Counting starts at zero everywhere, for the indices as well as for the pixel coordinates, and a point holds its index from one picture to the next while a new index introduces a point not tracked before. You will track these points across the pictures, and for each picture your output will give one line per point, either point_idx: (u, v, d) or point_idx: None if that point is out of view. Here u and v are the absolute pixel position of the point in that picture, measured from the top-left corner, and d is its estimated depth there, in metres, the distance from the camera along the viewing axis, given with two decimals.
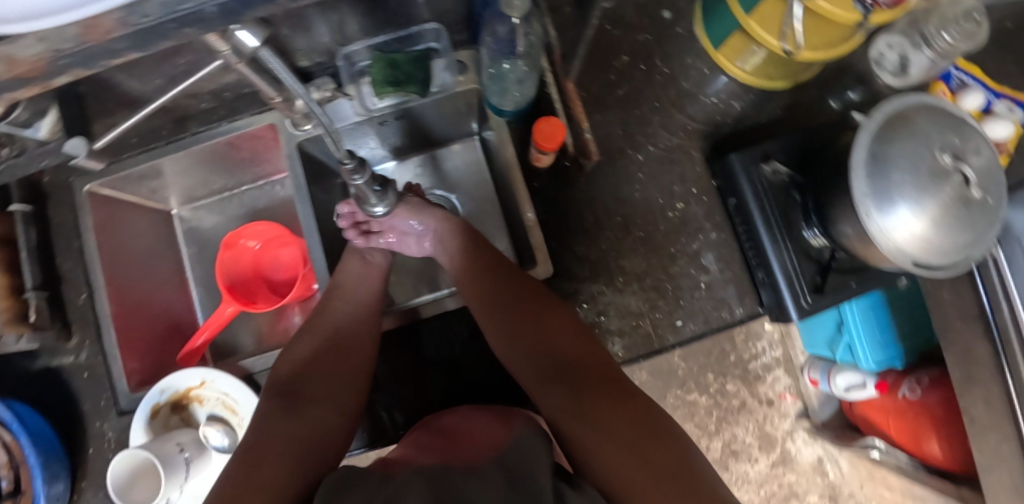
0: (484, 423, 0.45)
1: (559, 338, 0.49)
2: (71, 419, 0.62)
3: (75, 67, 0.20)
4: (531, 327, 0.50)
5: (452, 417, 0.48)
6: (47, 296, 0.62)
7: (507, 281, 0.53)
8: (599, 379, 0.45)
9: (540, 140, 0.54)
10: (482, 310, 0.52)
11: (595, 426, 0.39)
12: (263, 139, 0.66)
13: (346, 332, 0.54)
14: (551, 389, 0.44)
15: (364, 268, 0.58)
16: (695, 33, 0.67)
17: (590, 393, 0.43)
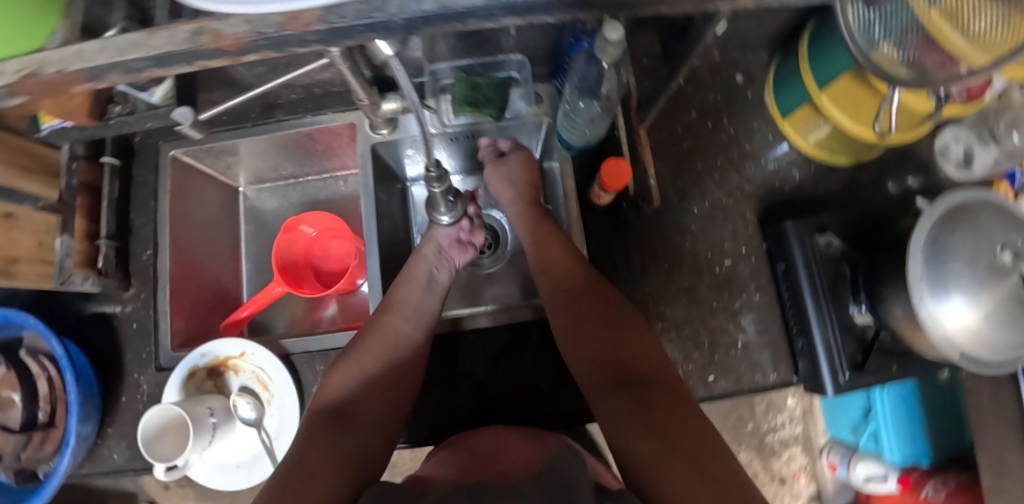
0: (507, 440, 0.47)
1: (625, 342, 0.49)
2: (111, 366, 0.64)
3: (267, 51, 0.22)
4: (598, 328, 0.51)
5: (480, 438, 0.49)
6: (116, 244, 0.65)
7: (580, 278, 0.54)
8: (660, 390, 0.44)
9: (606, 179, 0.56)
10: (554, 307, 0.54)
11: (648, 435, 0.40)
12: (339, 135, 0.70)
13: (397, 351, 0.56)
14: (612, 394, 0.45)
15: (418, 290, 0.60)
16: (764, 99, 0.70)
17: (651, 405, 0.43)
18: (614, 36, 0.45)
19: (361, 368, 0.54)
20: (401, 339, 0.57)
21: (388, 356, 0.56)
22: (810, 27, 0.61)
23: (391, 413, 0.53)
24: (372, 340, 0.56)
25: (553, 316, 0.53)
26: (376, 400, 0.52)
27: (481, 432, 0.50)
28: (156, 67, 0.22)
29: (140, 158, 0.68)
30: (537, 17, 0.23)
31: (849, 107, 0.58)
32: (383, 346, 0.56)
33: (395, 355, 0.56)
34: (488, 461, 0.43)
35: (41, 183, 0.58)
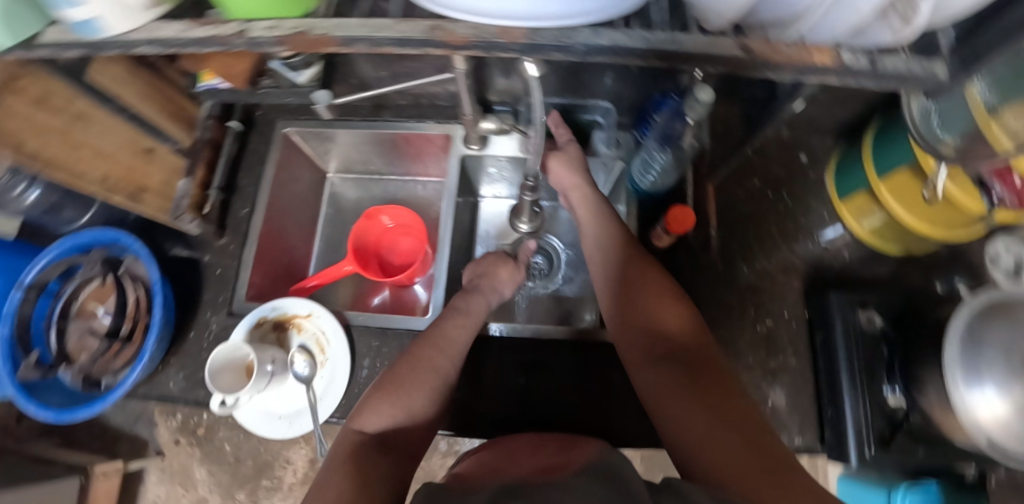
0: (551, 450, 0.51)
1: (671, 316, 0.51)
2: (189, 302, 0.71)
3: (477, 50, 0.28)
4: (647, 303, 0.52)
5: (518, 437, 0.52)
6: (222, 196, 0.73)
7: (630, 255, 0.57)
8: (706, 369, 0.46)
9: (671, 222, 0.62)
10: (601, 284, 0.57)
11: (694, 408, 0.42)
12: (432, 143, 0.78)
13: (443, 385, 0.56)
14: (653, 366, 0.48)
15: (467, 331, 0.61)
16: (823, 180, 0.75)
17: (694, 376, 0.45)
18: (705, 97, 0.52)
19: (411, 394, 0.53)
20: (446, 375, 0.56)
21: (436, 388, 0.55)
22: (875, 124, 0.67)
23: (419, 441, 0.53)
24: (422, 367, 0.56)
25: (603, 288, 0.57)
26: (413, 427, 0.52)
27: (523, 444, 0.54)
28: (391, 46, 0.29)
29: (258, 127, 0.77)
30: (677, 63, 0.29)
31: (906, 199, 0.63)
32: (428, 379, 0.55)
33: (442, 388, 0.56)
34: (530, 465, 0.46)
35: (180, 128, 0.69)
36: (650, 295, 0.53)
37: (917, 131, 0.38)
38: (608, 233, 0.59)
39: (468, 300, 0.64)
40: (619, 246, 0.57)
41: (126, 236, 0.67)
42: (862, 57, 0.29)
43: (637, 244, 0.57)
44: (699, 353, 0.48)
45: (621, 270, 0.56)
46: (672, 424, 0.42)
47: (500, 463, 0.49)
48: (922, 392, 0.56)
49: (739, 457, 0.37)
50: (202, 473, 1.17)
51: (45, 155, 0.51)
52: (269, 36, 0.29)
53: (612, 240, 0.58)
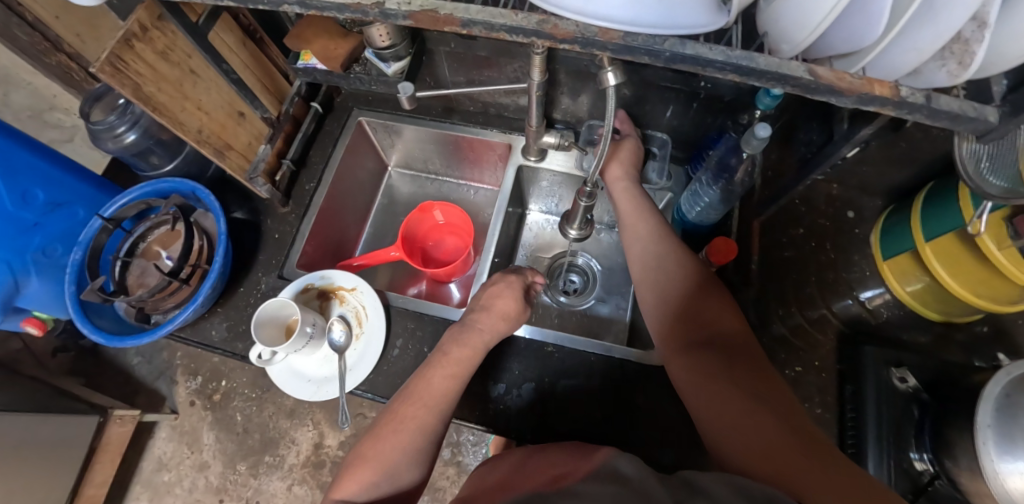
0: (550, 460, 0.50)
1: (709, 305, 0.55)
2: (244, 260, 0.76)
3: (577, 45, 0.33)
4: (686, 297, 0.56)
5: (520, 466, 0.52)
6: (293, 168, 0.79)
7: (666, 244, 0.59)
8: (741, 356, 0.50)
9: (713, 254, 0.64)
10: (637, 276, 0.60)
11: (734, 398, 0.45)
12: (492, 150, 0.82)
13: (427, 446, 0.53)
14: (693, 355, 0.51)
15: (456, 386, 0.56)
16: (869, 238, 0.76)
17: (735, 363, 0.49)
18: (763, 133, 0.54)
19: (396, 455, 0.51)
20: (428, 436, 0.53)
21: (415, 454, 0.52)
22: (927, 187, 0.69)
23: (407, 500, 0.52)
24: (407, 428, 0.52)
25: (639, 278, 0.59)
26: (399, 493, 0.51)
27: (518, 460, 0.54)
28: (506, 31, 0.33)
29: (336, 113, 0.84)
30: (750, 78, 0.33)
31: (951, 265, 0.65)
32: (403, 450, 0.51)
33: (426, 452, 0.53)
34: (541, 475, 0.46)
35: (270, 100, 0.76)
36: (687, 286, 0.56)
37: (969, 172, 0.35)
38: (657, 239, 0.60)
39: (461, 351, 0.59)
40: (658, 238, 0.60)
41: (204, 190, 0.72)
42: (919, 93, 0.32)
43: (673, 236, 0.60)
44: (735, 342, 0.51)
45: (656, 261, 0.58)
46: (713, 416, 0.46)
47: (502, 483, 0.49)
48: (951, 458, 0.55)
49: (777, 444, 0.40)
50: (210, 438, 1.19)
51: (156, 100, 0.58)
52: (401, 11, 0.34)
53: (661, 247, 0.59)
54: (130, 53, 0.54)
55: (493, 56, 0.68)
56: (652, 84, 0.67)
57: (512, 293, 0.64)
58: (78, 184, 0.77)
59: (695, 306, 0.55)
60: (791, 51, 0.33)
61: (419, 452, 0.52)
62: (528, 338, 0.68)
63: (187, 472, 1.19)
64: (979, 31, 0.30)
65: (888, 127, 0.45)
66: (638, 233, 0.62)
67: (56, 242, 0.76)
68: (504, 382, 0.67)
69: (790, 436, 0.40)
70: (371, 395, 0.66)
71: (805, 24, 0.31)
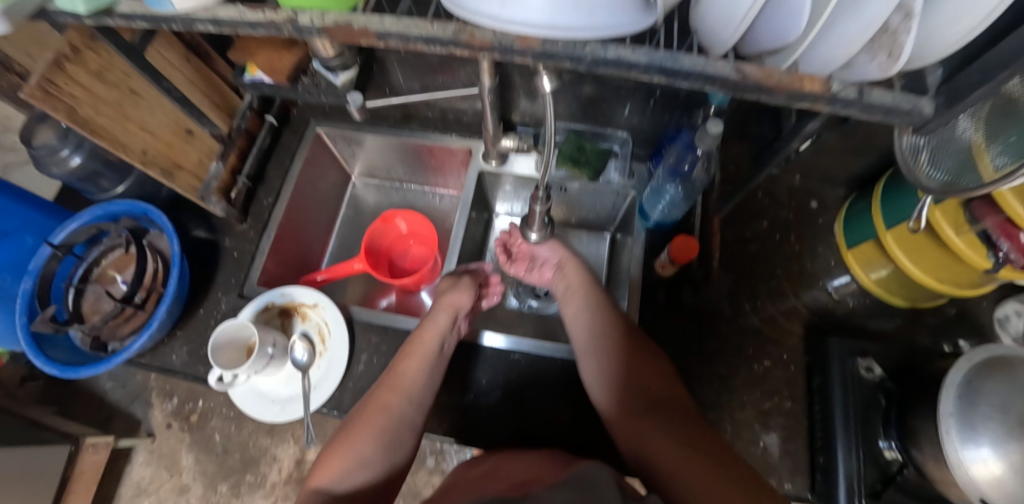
0: (517, 463, 0.50)
1: (646, 366, 0.56)
2: (203, 281, 0.74)
3: (495, 52, 0.33)
4: (625, 357, 0.57)
5: (481, 469, 0.52)
6: (249, 184, 0.77)
7: (606, 310, 0.61)
8: (682, 415, 0.51)
9: (676, 253, 0.63)
10: (579, 340, 0.61)
11: (682, 453, 0.46)
12: (453, 156, 0.81)
13: (400, 432, 0.54)
14: (636, 414, 0.52)
15: (424, 366, 0.58)
16: (833, 227, 0.76)
17: (677, 420, 0.50)
18: (715, 130, 0.54)
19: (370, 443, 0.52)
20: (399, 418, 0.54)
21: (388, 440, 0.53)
22: (886, 174, 0.69)
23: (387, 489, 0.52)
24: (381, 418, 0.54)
25: (579, 344, 0.60)
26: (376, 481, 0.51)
27: (487, 464, 0.54)
28: (424, 43, 0.33)
29: (292, 125, 0.82)
30: (677, 79, 0.32)
31: (913, 253, 0.65)
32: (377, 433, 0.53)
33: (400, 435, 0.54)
34: (500, 480, 0.46)
35: (220, 116, 0.74)
36: (624, 346, 0.58)
37: (906, 161, 0.35)
38: (596, 304, 0.63)
39: (424, 337, 0.60)
40: (598, 305, 0.62)
41: (155, 211, 0.70)
42: (852, 86, 0.31)
43: (608, 303, 0.63)
44: (676, 402, 0.52)
45: (597, 326, 0.60)
46: (665, 468, 0.46)
47: (469, 484, 0.49)
48: (917, 447, 0.55)
49: (726, 494, 0.41)
50: (189, 459, 1.17)
51: (94, 122, 0.56)
52: (314, 26, 0.33)
53: (598, 310, 0.62)
54: (61, 75, 0.52)
55: (445, 61, 0.67)
56: (608, 83, 0.66)
57: (450, 276, 0.68)
58: (25, 210, 0.75)
59: (635, 365, 0.56)
60: (723, 47, 0.32)
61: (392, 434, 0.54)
62: (497, 347, 0.67)
63: (167, 495, 1.17)
64: (905, 21, 0.28)
65: (834, 121, 0.45)
66: (578, 297, 0.65)
67: (5, 271, 0.74)
68: (472, 393, 0.65)
69: (737, 487, 0.42)
70: (338, 413, 0.65)
71: (732, 20, 0.30)
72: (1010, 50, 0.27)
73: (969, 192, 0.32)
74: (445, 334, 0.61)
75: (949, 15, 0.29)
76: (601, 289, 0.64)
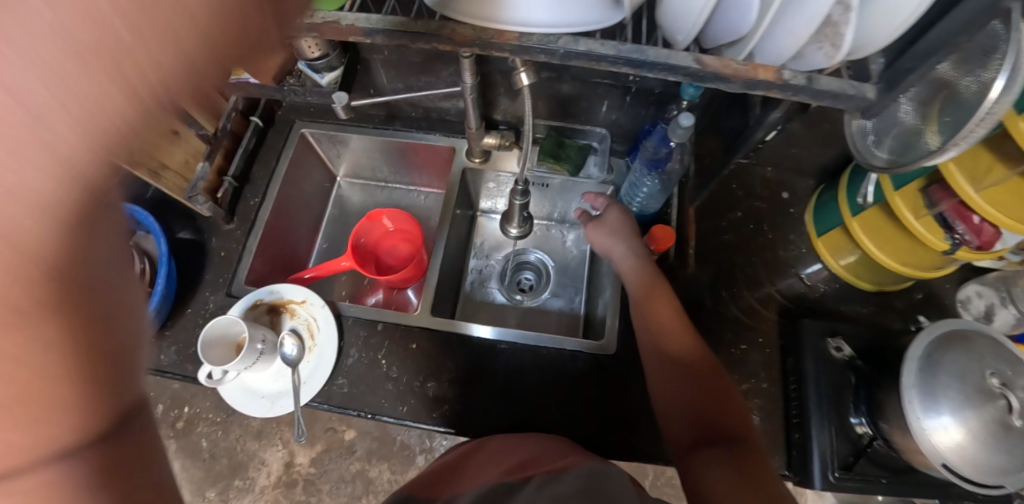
0: (524, 441, 0.56)
1: (720, 401, 0.53)
2: (190, 281, 0.74)
3: (475, 47, 0.35)
4: (697, 391, 0.54)
5: (496, 446, 0.55)
6: (235, 185, 0.78)
7: (681, 332, 0.58)
8: (752, 454, 0.48)
9: (654, 240, 0.66)
10: (650, 363, 0.58)
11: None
12: (438, 155, 0.84)
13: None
14: (702, 454, 0.48)
15: None
16: (803, 217, 0.79)
17: (744, 466, 0.46)
18: (687, 123, 0.57)
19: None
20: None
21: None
22: (851, 166, 0.73)
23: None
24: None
25: (650, 366, 0.58)
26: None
27: (492, 439, 0.60)
28: (407, 39, 0.35)
29: (277, 126, 0.83)
30: (643, 70, 0.34)
31: (877, 238, 0.68)
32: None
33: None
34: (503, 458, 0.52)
35: (206, 117, 0.75)
36: (700, 377, 0.55)
37: (855, 148, 0.40)
38: (671, 321, 0.59)
39: None
40: (675, 325, 0.59)
41: (143, 212, 0.70)
42: (802, 74, 0.33)
43: (682, 323, 0.59)
44: (743, 439, 0.50)
45: (671, 351, 0.57)
46: None
47: (483, 458, 0.55)
48: (885, 420, 0.58)
49: None
50: (175, 466, 1.15)
51: None
52: (304, 24, 0.35)
53: (671, 330, 0.58)
54: None
55: (428, 62, 0.69)
56: (585, 81, 0.69)
57: None
58: None
59: (709, 400, 0.53)
60: (685, 40, 0.35)
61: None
62: (483, 338, 0.69)
63: None
64: (846, 13, 0.31)
65: (795, 110, 0.48)
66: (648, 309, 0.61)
67: None
68: (461, 383, 0.67)
69: None
70: (327, 407, 0.66)
71: (693, 13, 0.33)
72: (940, 39, 0.30)
73: (896, 169, 0.36)
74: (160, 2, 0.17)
75: (888, 7, 0.31)
76: (674, 305, 0.60)
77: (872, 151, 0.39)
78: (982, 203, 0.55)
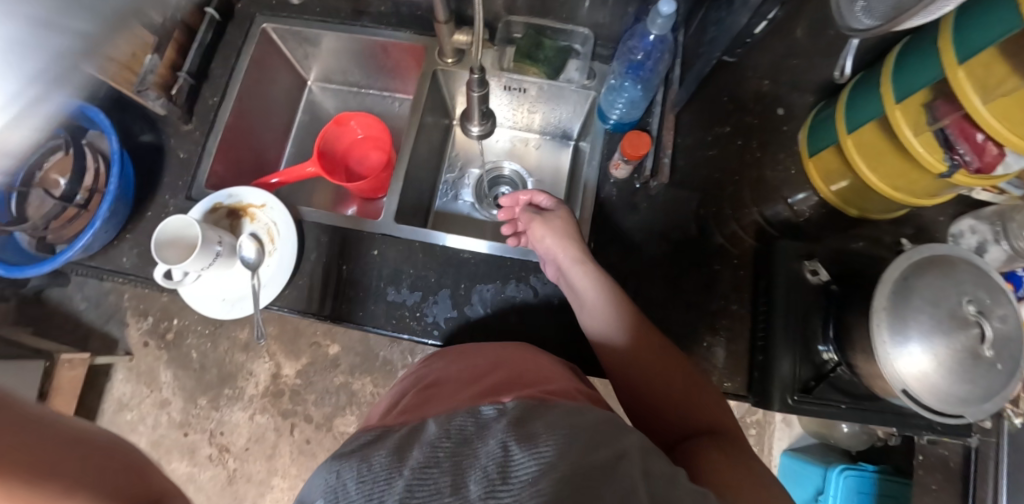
0: (524, 366, 0.50)
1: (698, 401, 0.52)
2: (149, 183, 0.71)
3: None
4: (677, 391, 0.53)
5: (485, 350, 0.56)
6: (192, 82, 0.73)
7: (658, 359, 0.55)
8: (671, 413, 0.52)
9: (627, 146, 0.61)
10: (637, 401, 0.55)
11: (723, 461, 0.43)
12: (409, 56, 0.79)
13: None
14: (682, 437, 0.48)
15: None
16: (797, 135, 0.74)
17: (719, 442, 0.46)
18: (665, 9, 0.50)
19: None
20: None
21: None
22: (851, 83, 0.67)
23: None
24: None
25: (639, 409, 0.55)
26: None
27: (491, 357, 0.53)
28: None
29: (236, 21, 0.77)
30: None
31: (870, 157, 0.63)
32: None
33: None
34: (480, 381, 0.46)
35: None
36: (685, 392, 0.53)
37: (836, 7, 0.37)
38: (644, 351, 0.55)
39: None
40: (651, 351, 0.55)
41: (91, 106, 0.65)
42: None
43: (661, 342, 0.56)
44: (653, 407, 0.54)
45: (652, 373, 0.54)
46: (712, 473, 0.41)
47: (470, 375, 0.49)
48: (851, 347, 0.55)
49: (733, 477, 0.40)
50: (168, 376, 1.24)
51: None
52: None
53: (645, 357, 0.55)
54: None
55: None
56: None
57: None
58: None
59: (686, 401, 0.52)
60: None
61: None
62: (479, 251, 0.69)
63: (149, 410, 1.25)
64: None
65: None
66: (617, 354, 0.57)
67: None
68: (422, 292, 0.67)
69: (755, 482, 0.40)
70: (288, 311, 0.66)
71: None
72: None
73: (877, 32, 0.32)
74: None
75: None
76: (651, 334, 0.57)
77: (856, 14, 0.34)
78: (988, 116, 0.49)
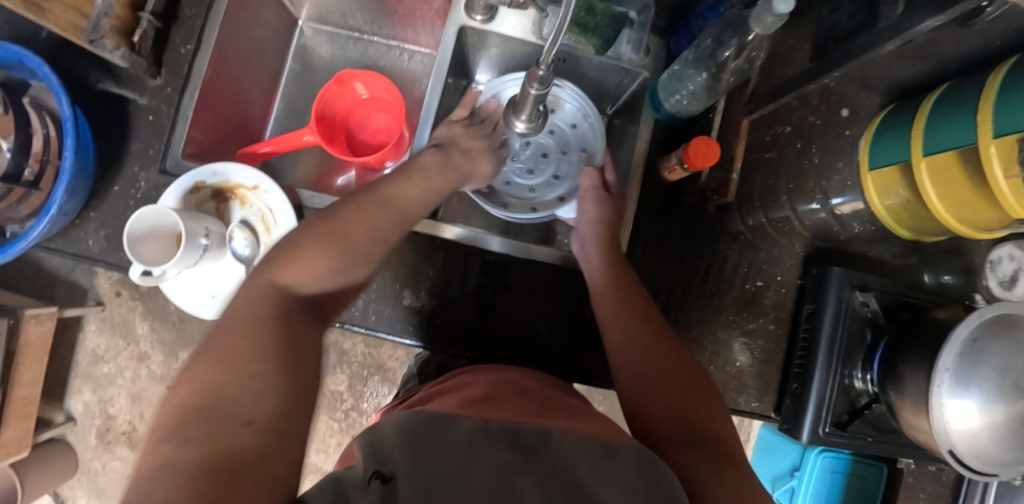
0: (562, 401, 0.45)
1: (706, 404, 0.45)
2: (113, 151, 0.59)
3: None
4: (686, 393, 0.45)
5: (509, 373, 0.52)
6: (157, 26, 0.58)
7: (676, 356, 0.49)
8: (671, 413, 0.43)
9: (690, 155, 0.53)
10: (630, 389, 0.47)
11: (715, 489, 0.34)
12: (428, 4, 0.66)
13: (354, 267, 0.45)
14: (678, 445, 0.40)
15: (347, 254, 0.45)
16: (858, 142, 0.65)
17: (720, 459, 0.38)
18: (782, 9, 0.40)
19: (251, 335, 0.35)
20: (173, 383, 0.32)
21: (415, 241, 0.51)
22: (941, 90, 0.58)
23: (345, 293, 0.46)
24: (363, 215, 0.47)
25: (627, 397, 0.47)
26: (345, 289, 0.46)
27: (515, 387, 0.47)
28: None
29: None
30: None
31: (941, 184, 0.57)
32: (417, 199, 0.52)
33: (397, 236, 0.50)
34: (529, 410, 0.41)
35: None
36: (696, 394, 0.45)
37: None
38: (656, 333, 0.51)
39: None
40: (669, 342, 0.50)
41: (27, 54, 0.51)
42: None
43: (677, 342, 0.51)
44: (647, 405, 0.45)
45: (665, 363, 0.48)
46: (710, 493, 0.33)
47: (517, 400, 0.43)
48: (898, 394, 0.54)
49: None
50: (145, 328, 1.17)
51: None
52: None
53: (658, 338, 0.50)
54: None
55: None
56: None
57: None
58: None
59: (691, 400, 0.45)
60: None
61: (253, 279, 0.41)
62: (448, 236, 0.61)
63: (127, 363, 1.19)
64: None
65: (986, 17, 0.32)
66: (627, 334, 0.51)
67: None
68: (441, 295, 0.61)
69: None
70: None
71: None
72: None
73: None
74: (339, 251, 0.44)
75: None
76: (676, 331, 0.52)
77: None
78: None
